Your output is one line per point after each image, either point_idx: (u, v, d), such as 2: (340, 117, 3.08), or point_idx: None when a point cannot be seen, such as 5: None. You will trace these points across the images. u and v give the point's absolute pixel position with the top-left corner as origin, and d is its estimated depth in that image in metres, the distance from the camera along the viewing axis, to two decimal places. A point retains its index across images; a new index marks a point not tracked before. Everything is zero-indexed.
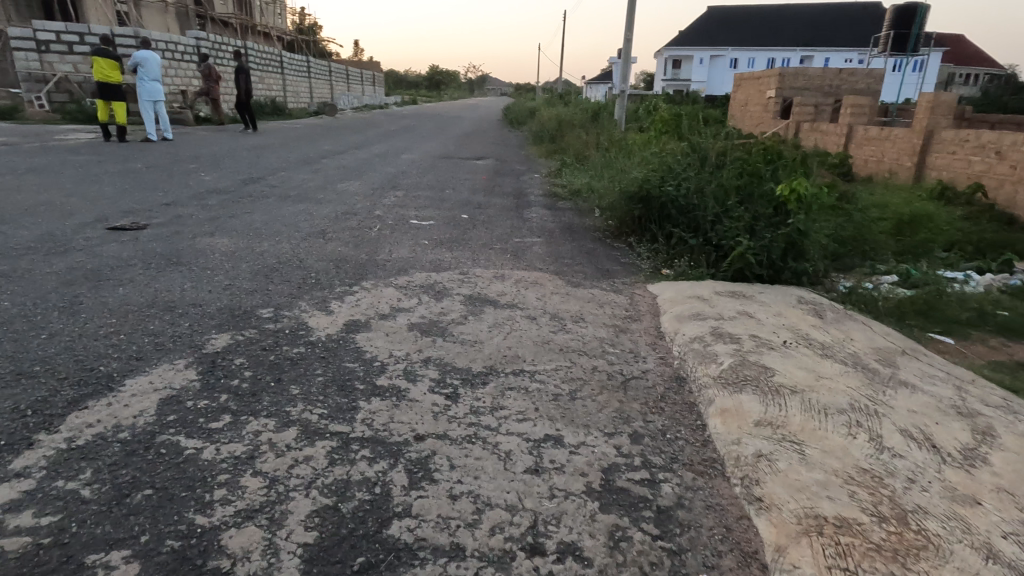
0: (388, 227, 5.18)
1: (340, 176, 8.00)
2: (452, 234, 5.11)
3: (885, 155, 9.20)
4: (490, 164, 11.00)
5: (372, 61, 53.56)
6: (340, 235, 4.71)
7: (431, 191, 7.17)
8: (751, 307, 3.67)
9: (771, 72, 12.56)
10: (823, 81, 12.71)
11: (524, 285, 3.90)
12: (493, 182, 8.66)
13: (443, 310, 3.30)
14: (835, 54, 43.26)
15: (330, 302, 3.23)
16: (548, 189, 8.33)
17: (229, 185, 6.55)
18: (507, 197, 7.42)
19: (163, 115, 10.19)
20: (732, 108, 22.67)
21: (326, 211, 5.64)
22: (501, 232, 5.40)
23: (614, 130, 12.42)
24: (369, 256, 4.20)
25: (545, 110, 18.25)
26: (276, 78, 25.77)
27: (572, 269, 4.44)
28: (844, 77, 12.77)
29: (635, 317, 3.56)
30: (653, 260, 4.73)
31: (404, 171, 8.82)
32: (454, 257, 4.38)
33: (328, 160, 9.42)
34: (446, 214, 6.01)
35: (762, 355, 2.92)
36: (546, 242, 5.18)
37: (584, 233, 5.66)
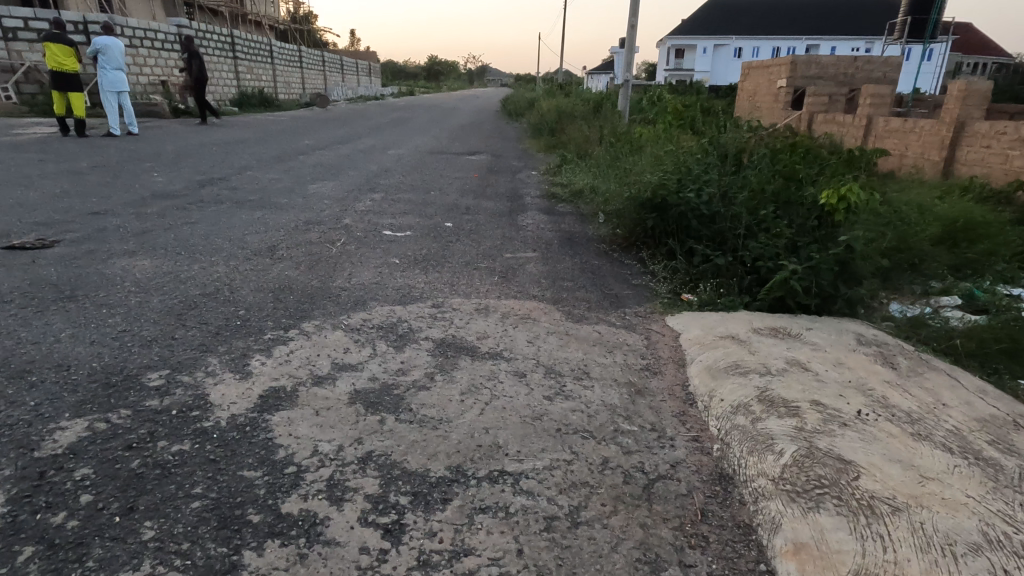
0: (356, 240, 4.38)
1: (314, 176, 7.17)
2: (431, 249, 4.31)
3: (910, 148, 8.27)
4: (485, 161, 10.17)
5: (370, 52, 52.43)
6: (294, 253, 3.91)
7: (415, 194, 6.36)
8: (804, 355, 2.87)
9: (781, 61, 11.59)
10: (839, 70, 11.68)
11: (511, 323, 3.10)
12: (485, 181, 7.84)
13: (402, 366, 2.50)
14: (843, 42, 42.12)
15: (249, 358, 2.43)
16: (546, 189, 7.50)
17: (181, 188, 5.75)
18: (500, 200, 6.61)
19: (129, 108, 9.27)
20: (740, 98, 21.74)
21: (286, 220, 4.84)
22: (489, 245, 4.60)
23: (617, 122, 11.57)
24: (322, 282, 3.40)
25: (544, 102, 17.35)
26: (266, 68, 24.78)
27: (573, 296, 3.64)
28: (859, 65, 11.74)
29: (654, 368, 2.76)
30: (670, 281, 3.93)
31: (387, 170, 8.00)
32: (428, 281, 3.59)
33: (306, 158, 8.59)
34: (427, 222, 5.21)
35: (836, 439, 2.12)
36: (542, 259, 4.37)
37: (588, 245, 4.86)
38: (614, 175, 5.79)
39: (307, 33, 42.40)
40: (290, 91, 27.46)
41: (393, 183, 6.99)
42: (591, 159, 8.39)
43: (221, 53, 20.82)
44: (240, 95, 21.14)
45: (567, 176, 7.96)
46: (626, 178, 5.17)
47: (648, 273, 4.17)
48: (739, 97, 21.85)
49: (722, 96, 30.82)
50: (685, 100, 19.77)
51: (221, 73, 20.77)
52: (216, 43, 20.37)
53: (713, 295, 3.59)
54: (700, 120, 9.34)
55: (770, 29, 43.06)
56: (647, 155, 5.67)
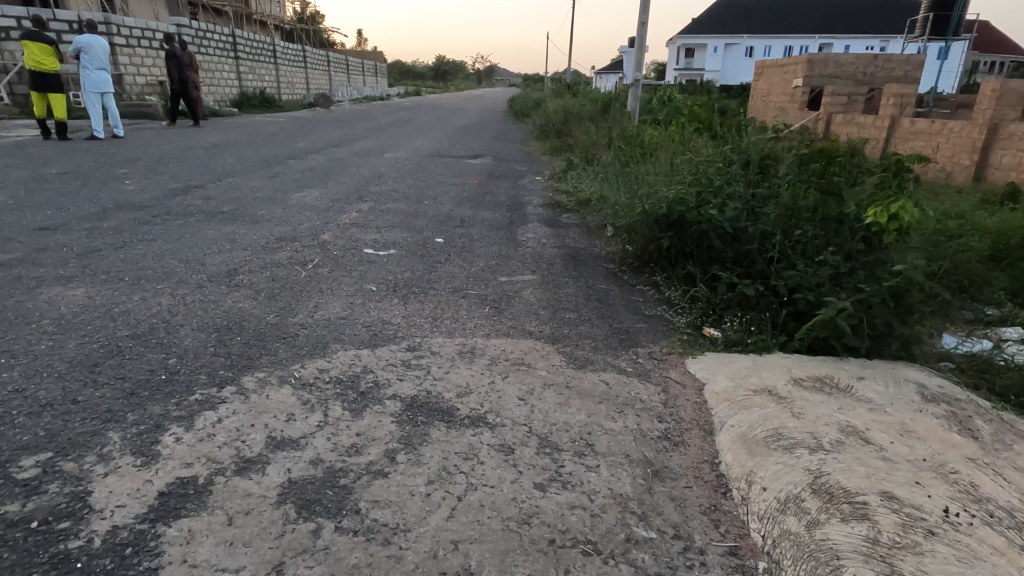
0: (331, 261, 3.87)
1: (301, 183, 6.69)
2: (415, 271, 3.80)
3: (939, 151, 7.57)
4: (487, 165, 9.65)
5: (376, 52, 52.11)
6: (256, 279, 3.42)
7: (407, 204, 5.85)
8: (860, 417, 2.32)
9: (798, 59, 10.82)
10: (856, 68, 10.88)
11: (500, 371, 2.58)
12: (485, 188, 7.32)
13: (358, 439, 1.99)
14: (857, 41, 41.25)
15: (161, 431, 1.92)
16: (550, 197, 6.96)
17: (152, 198, 5.29)
18: (500, 209, 6.09)
19: (113, 110, 8.85)
20: (752, 98, 21.13)
21: (258, 235, 4.35)
22: (484, 265, 4.08)
23: (626, 124, 11.03)
24: (280, 318, 2.89)
25: (550, 102, 16.83)
26: (269, 68, 24.41)
27: (576, 331, 3.12)
28: (879, 63, 10.88)
29: (674, 436, 2.23)
30: (690, 312, 3.40)
31: (381, 176, 7.51)
32: (407, 314, 3.07)
33: (296, 163, 8.12)
34: (416, 237, 4.70)
35: (925, 562, 1.58)
36: (542, 282, 3.85)
37: (595, 265, 4.33)
38: (625, 184, 5.24)
39: (314, 33, 42.09)
40: (294, 92, 27.09)
41: (386, 190, 6.50)
42: (598, 164, 7.87)
43: (222, 52, 20.45)
44: (241, 96, 20.76)
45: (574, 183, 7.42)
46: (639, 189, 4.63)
47: (663, 301, 3.64)
48: (753, 96, 21.15)
49: (735, 96, 30.11)
50: (697, 100, 19.13)
51: (222, 74, 20.40)
52: (217, 43, 19.99)
53: (742, 332, 3.05)
54: (716, 122, 8.76)
55: (783, 27, 42.20)
56: (662, 162, 5.10)
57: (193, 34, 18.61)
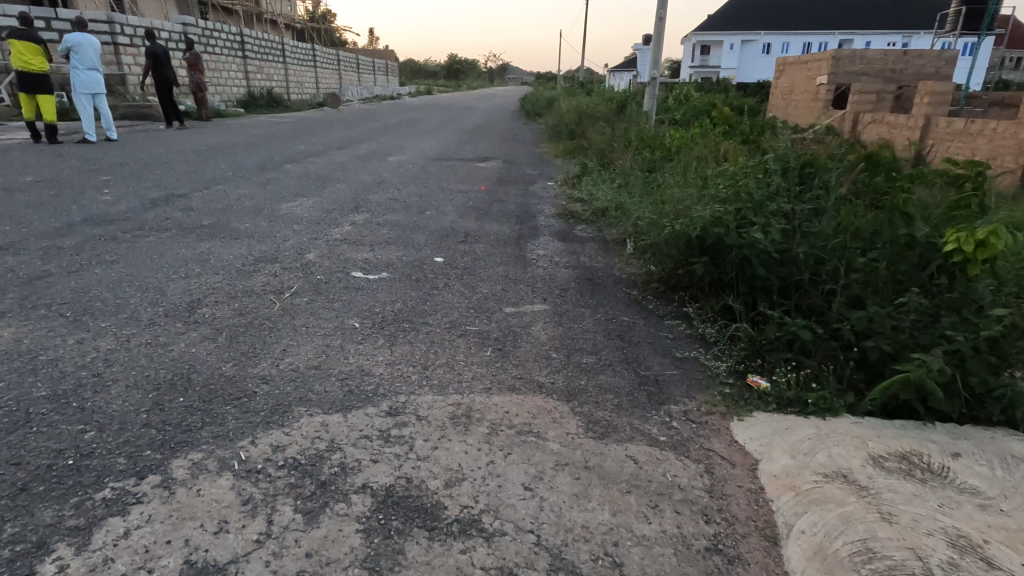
0: (313, 288, 3.39)
1: (296, 191, 6.24)
2: (408, 300, 3.31)
3: (981, 152, 6.61)
4: (497, 169, 9.14)
5: (388, 51, 51.80)
6: (221, 313, 2.94)
7: (408, 215, 5.36)
8: (971, 523, 1.77)
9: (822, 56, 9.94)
10: (886, 64, 9.89)
11: (501, 446, 2.06)
12: (493, 196, 6.80)
13: (307, 564, 1.49)
14: (879, 37, 40.14)
15: (41, 557, 1.43)
16: (563, 206, 6.42)
17: (129, 210, 4.86)
18: (509, 221, 5.57)
19: (105, 112, 8.50)
20: (773, 97, 20.46)
21: (236, 255, 3.89)
22: (488, 291, 3.58)
23: (644, 125, 10.47)
24: (238, 368, 2.40)
25: (564, 101, 16.30)
26: (277, 67, 24.11)
27: (594, 381, 2.60)
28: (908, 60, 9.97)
29: (726, 550, 1.70)
30: (731, 355, 2.86)
31: (383, 183, 7.05)
32: (392, 361, 2.57)
33: (293, 168, 7.67)
34: (414, 256, 4.21)
35: None
36: (555, 313, 3.33)
37: (616, 290, 3.80)
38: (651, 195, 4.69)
39: (325, 32, 41.87)
40: (303, 91, 26.79)
41: (388, 199, 6.03)
42: (615, 169, 7.35)
43: (229, 52, 20.15)
44: (248, 95, 20.45)
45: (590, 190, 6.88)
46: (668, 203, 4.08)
47: (698, 339, 3.10)
48: (774, 95, 20.42)
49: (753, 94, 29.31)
50: (715, 99, 18.46)
51: (230, 73, 20.11)
52: (224, 42, 19.70)
53: (798, 385, 2.51)
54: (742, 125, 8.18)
55: (801, 23, 41.18)
56: (692, 172, 4.56)
57: (200, 32, 18.31)
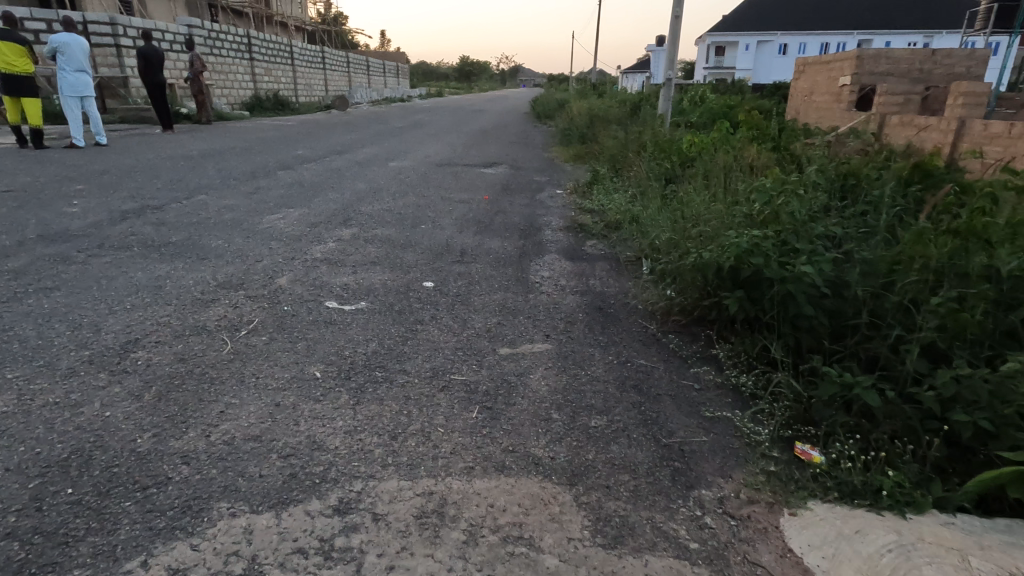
0: (275, 323, 2.91)
1: (284, 202, 5.80)
2: (386, 339, 2.82)
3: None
4: (504, 176, 8.64)
5: (399, 53, 51.66)
6: (159, 358, 2.47)
7: (400, 229, 4.88)
8: None
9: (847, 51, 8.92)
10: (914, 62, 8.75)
11: (479, 565, 1.55)
12: (497, 206, 6.31)
13: None
14: (900, 37, 39.11)
15: None
16: (573, 218, 5.90)
17: (94, 224, 4.45)
18: (512, 236, 5.07)
19: (94, 115, 8.16)
20: (793, 99, 19.78)
21: (197, 279, 3.43)
22: (481, 325, 3.08)
23: (659, 129, 9.92)
24: (155, 441, 1.92)
25: (575, 103, 15.80)
26: (285, 70, 23.88)
27: (605, 456, 2.08)
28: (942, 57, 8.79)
29: None
30: (775, 417, 2.34)
31: (379, 191, 6.59)
32: (353, 427, 2.08)
33: (287, 175, 7.24)
34: (401, 279, 3.72)
35: None
36: (559, 355, 2.83)
37: (631, 323, 3.28)
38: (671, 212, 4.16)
39: (337, 34, 41.76)
40: (312, 94, 26.59)
41: (382, 210, 5.56)
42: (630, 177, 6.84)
43: (236, 54, 19.91)
44: (254, 98, 20.22)
45: (602, 201, 6.35)
46: (693, 223, 3.56)
47: (731, 392, 2.58)
48: (795, 96, 19.69)
49: (771, 96, 28.55)
50: (732, 102, 17.85)
51: (236, 76, 19.86)
52: (231, 44, 19.50)
53: (863, 464, 1.99)
54: (767, 130, 7.60)
55: (820, 23, 40.25)
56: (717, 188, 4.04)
57: (206, 34, 18.06)
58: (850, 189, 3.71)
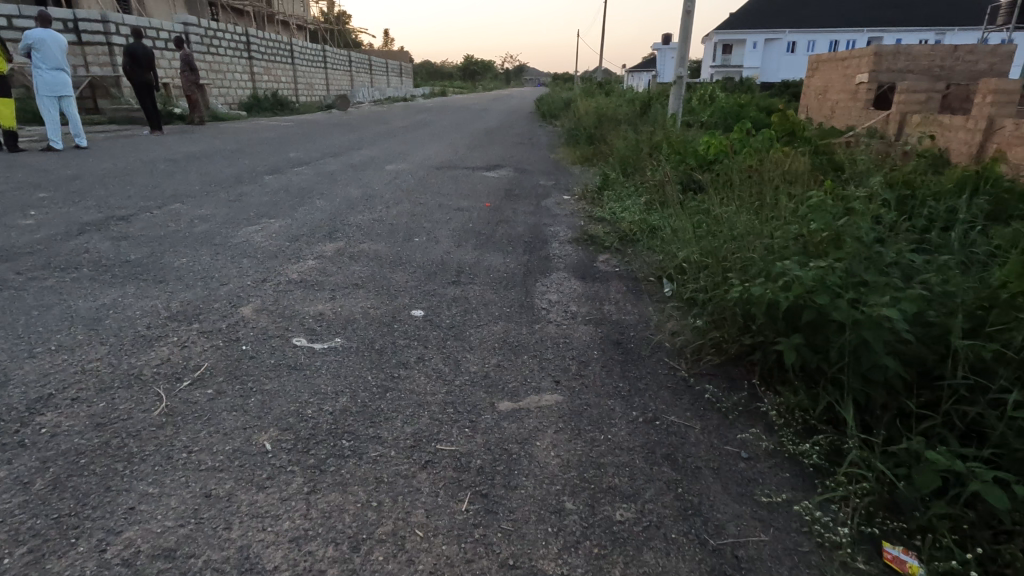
0: (228, 370, 2.40)
1: (266, 210, 5.31)
2: (360, 390, 2.31)
3: None
4: (508, 180, 8.13)
5: (402, 52, 51.27)
6: (69, 421, 1.97)
7: (390, 243, 4.38)
8: None
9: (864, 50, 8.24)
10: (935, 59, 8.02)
11: None
12: (499, 214, 5.79)
13: None
14: (911, 35, 38.36)
15: None
16: (582, 228, 5.38)
17: (45, 238, 3.97)
18: (515, 250, 4.55)
19: (73, 116, 7.71)
20: (806, 98, 19.22)
21: (147, 308, 2.95)
22: (477, 369, 2.57)
23: (672, 130, 9.40)
24: (28, 563, 1.42)
25: (582, 102, 15.29)
26: (286, 69, 23.48)
27: (637, 572, 1.57)
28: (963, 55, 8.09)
29: None
30: (853, 507, 1.82)
31: (372, 198, 6.10)
32: (302, 533, 1.57)
33: (275, 180, 6.76)
34: (386, 306, 3.21)
35: None
36: (572, 411, 2.31)
37: (658, 365, 2.76)
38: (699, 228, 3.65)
39: (340, 33, 41.38)
40: (312, 94, 26.20)
41: (372, 221, 5.07)
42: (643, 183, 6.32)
43: (234, 53, 19.50)
44: (252, 97, 19.80)
45: (614, 209, 5.83)
46: (729, 246, 3.05)
47: (788, 465, 2.06)
48: (808, 95, 19.08)
49: (781, 95, 27.94)
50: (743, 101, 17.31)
51: (234, 75, 19.45)
52: (229, 42, 19.10)
53: None
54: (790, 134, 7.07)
55: (830, 20, 39.52)
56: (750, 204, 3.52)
57: (202, 32, 17.66)
58: (908, 208, 3.18)
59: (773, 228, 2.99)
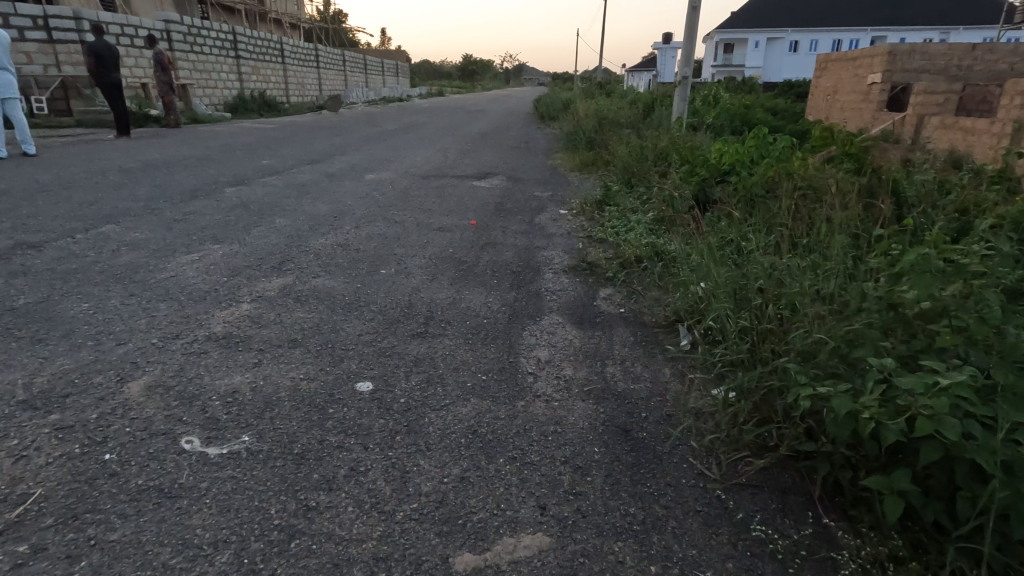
0: (68, 502, 1.68)
1: (215, 231, 4.59)
2: (255, 539, 1.59)
3: None
4: (499, 190, 7.39)
5: (399, 52, 50.61)
6: None
7: (350, 280, 3.66)
8: None
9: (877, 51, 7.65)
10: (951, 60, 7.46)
11: None
12: (485, 235, 5.07)
13: None
14: (916, 35, 37.66)
15: None
16: (580, 253, 4.66)
17: None
18: (500, 285, 3.82)
19: (19, 120, 6.98)
20: (814, 100, 18.63)
21: (1, 386, 2.23)
22: (432, 489, 1.85)
23: (678, 135, 8.70)
24: None
25: (581, 104, 14.60)
26: (276, 68, 22.76)
27: None
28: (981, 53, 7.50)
29: None
30: None
31: (341, 215, 5.38)
32: None
33: (237, 193, 6.05)
34: (324, 375, 2.48)
35: None
36: (563, 568, 1.60)
37: (682, 471, 2.02)
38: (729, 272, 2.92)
39: (335, 32, 40.68)
40: (304, 94, 25.49)
41: (334, 247, 4.35)
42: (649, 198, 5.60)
43: (219, 51, 18.79)
44: (239, 98, 19.07)
45: (617, 231, 5.09)
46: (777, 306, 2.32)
47: None
48: (817, 96, 18.40)
49: (787, 96, 27.22)
50: (748, 104, 16.63)
51: (219, 75, 18.73)
52: (214, 41, 18.39)
53: None
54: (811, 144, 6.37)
55: (833, 19, 38.84)
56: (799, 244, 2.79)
57: (184, 30, 16.94)
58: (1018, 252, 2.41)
59: (841, 281, 2.25)
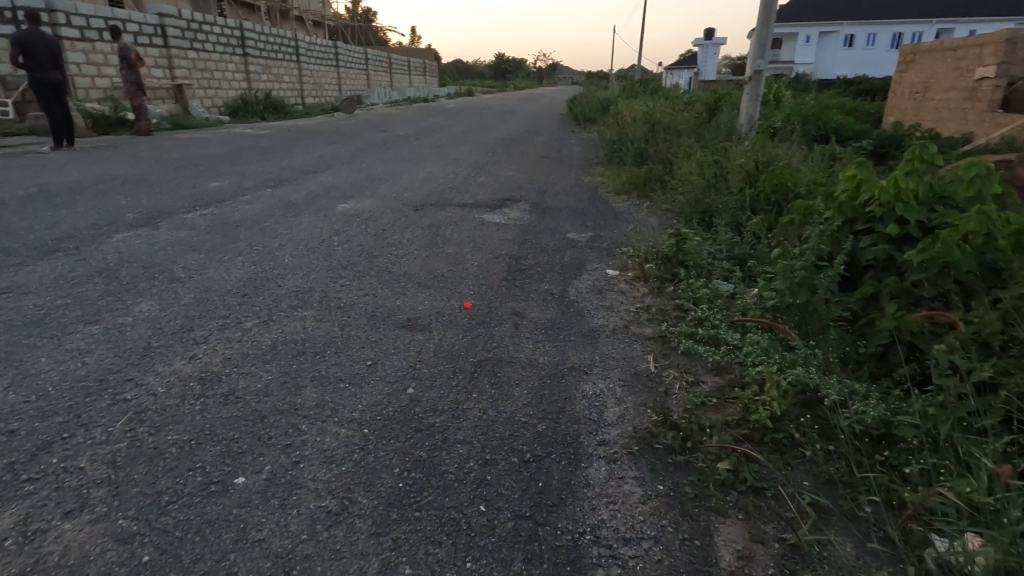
0: None
1: (8, 337, 2.63)
2: None
3: None
4: (520, 228, 5.28)
5: (428, 51, 49.08)
6: None
7: (138, 527, 1.60)
8: None
9: None
10: None
11: None
12: (482, 336, 2.97)
13: None
14: (992, 26, 33.87)
15: None
16: (651, 392, 2.52)
17: None
18: (490, 529, 1.70)
19: None
20: (893, 99, 16.09)
21: None
22: None
23: (764, 150, 6.43)
24: None
25: (624, 104, 12.36)
26: (289, 66, 21.10)
27: None
28: None
29: None
30: None
31: (259, 289, 3.38)
32: None
33: (133, 241, 4.15)
34: None
35: None
36: None
37: None
38: None
39: (364, 30, 39.19)
40: (320, 94, 23.80)
41: (186, 388, 2.29)
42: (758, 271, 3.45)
43: (223, 49, 17.18)
44: (241, 97, 17.39)
45: (719, 343, 2.92)
46: None
47: None
48: (899, 93, 15.76)
49: (851, 94, 24.21)
50: (820, 107, 14.13)
51: (223, 75, 17.15)
52: (216, 36, 16.75)
53: None
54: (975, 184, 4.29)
55: (898, 7, 35.24)
56: None
57: (183, 25, 15.32)
58: None
59: None
